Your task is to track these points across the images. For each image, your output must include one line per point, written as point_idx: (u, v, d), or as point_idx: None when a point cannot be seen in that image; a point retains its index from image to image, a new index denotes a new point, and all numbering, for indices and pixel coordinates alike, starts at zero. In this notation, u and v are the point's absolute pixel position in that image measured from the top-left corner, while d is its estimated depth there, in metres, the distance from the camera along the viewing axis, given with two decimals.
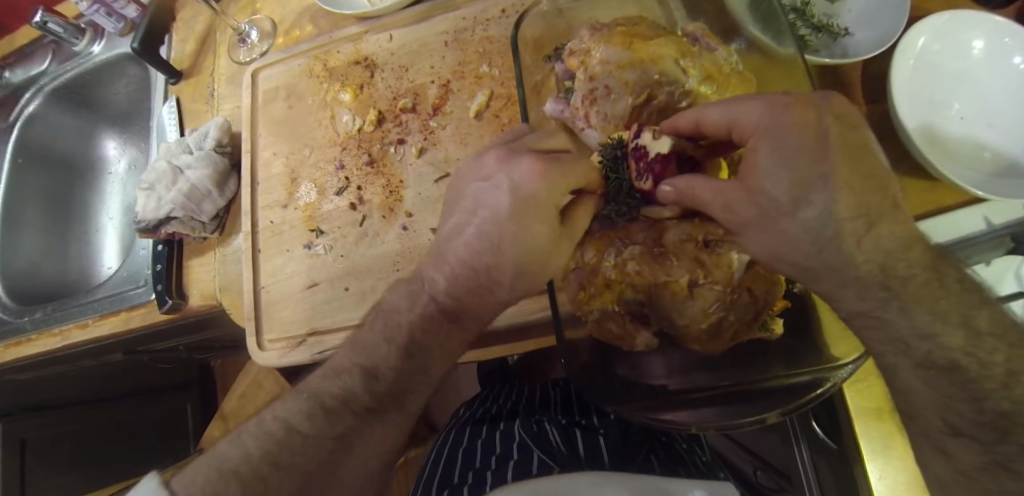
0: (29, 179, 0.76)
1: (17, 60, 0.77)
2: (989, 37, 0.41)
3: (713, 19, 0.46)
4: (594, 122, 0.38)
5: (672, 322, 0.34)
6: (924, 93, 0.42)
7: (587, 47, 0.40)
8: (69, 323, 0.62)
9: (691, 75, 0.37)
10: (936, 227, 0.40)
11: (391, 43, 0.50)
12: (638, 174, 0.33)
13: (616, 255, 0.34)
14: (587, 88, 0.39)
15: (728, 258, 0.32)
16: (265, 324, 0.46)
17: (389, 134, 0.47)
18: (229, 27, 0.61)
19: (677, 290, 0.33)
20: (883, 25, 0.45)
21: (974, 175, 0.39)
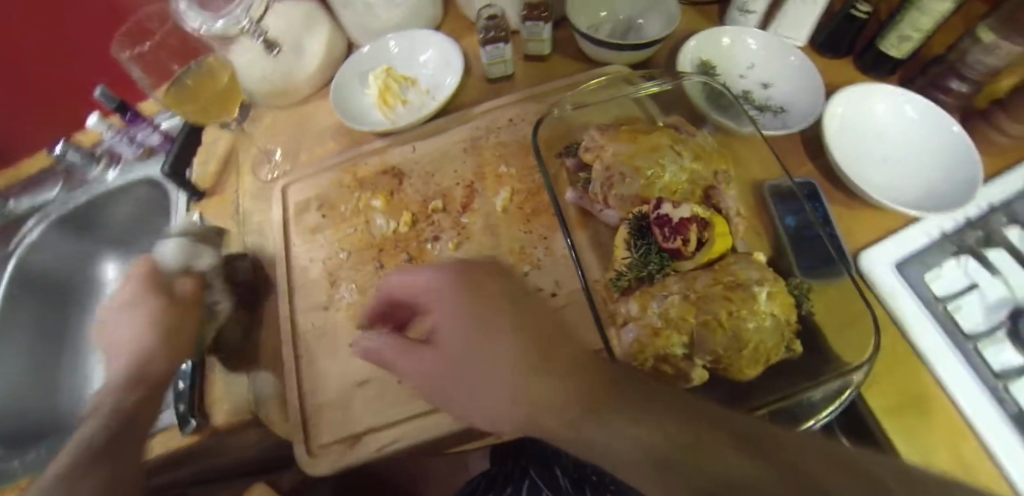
0: (19, 307, 0.73)
1: (24, 189, 0.78)
2: (884, 100, 0.63)
3: (684, 111, 0.58)
4: (613, 203, 0.46)
5: (713, 358, 0.38)
6: (854, 143, 0.62)
7: (599, 144, 0.48)
8: None
9: (686, 156, 0.46)
10: (887, 248, 0.55)
11: (415, 154, 0.57)
12: (666, 236, 0.42)
13: (660, 305, 0.39)
14: (604, 175, 0.46)
15: (750, 293, 0.38)
16: (311, 430, 0.45)
17: (424, 232, 0.51)
18: (252, 148, 0.67)
19: (717, 327, 0.37)
20: (806, 102, 0.64)
21: (912, 191, 0.58)
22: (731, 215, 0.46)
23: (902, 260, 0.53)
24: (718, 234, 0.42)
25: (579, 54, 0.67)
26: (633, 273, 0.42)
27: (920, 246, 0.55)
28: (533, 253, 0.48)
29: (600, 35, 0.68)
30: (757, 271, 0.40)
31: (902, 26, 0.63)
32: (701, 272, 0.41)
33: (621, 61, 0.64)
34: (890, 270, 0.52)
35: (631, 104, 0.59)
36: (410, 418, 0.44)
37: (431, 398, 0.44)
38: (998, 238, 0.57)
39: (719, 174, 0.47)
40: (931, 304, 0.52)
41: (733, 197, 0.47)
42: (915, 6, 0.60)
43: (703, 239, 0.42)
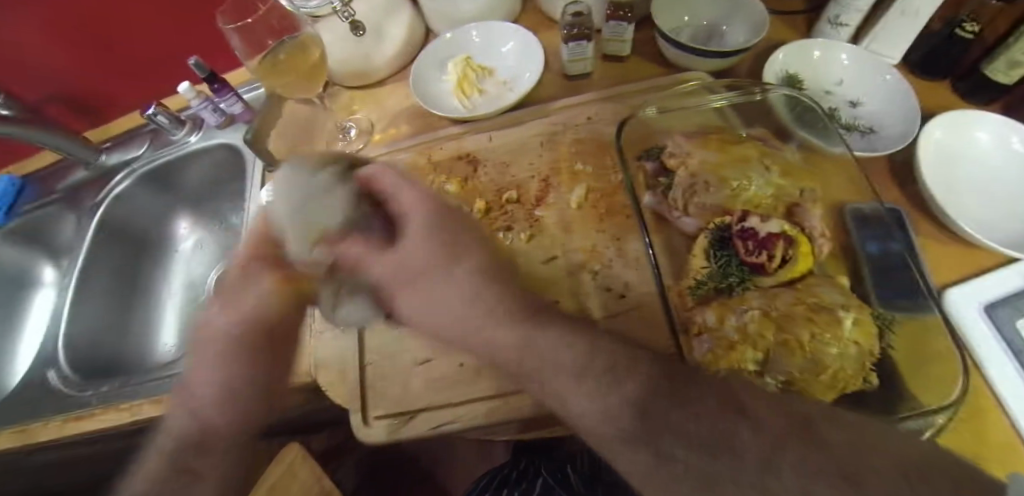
0: (102, 253, 0.78)
1: (114, 145, 0.84)
2: (989, 129, 0.63)
3: (766, 124, 0.57)
4: (692, 211, 0.45)
5: (786, 379, 0.37)
6: (952, 169, 0.61)
7: (686, 150, 0.47)
8: (142, 398, 0.59)
9: (773, 171, 0.46)
10: (977, 283, 0.54)
11: (491, 142, 0.57)
12: (750, 250, 0.41)
13: (738, 318, 0.38)
14: (688, 182, 0.45)
15: (834, 316, 0.37)
16: (370, 400, 0.47)
17: (497, 221, 0.51)
18: (330, 125, 0.70)
19: (796, 347, 0.36)
20: (900, 125, 0.63)
21: (1012, 224, 0.58)
22: (815, 235, 0.44)
23: (990, 303, 0.53)
24: (803, 254, 0.41)
25: (659, 56, 0.66)
26: (710, 284, 0.42)
27: (1009, 290, 0.53)
28: (605, 252, 0.48)
29: (682, 40, 0.67)
30: (843, 295, 0.38)
31: (1014, 50, 0.60)
32: (783, 291, 0.39)
33: (703, 67, 0.63)
34: (974, 311, 0.52)
35: (711, 113, 0.58)
36: (473, 400, 0.45)
37: (493, 383, 0.45)
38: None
39: (806, 191, 0.45)
40: (1020, 351, 0.50)
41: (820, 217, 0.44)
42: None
43: (788, 256, 0.41)
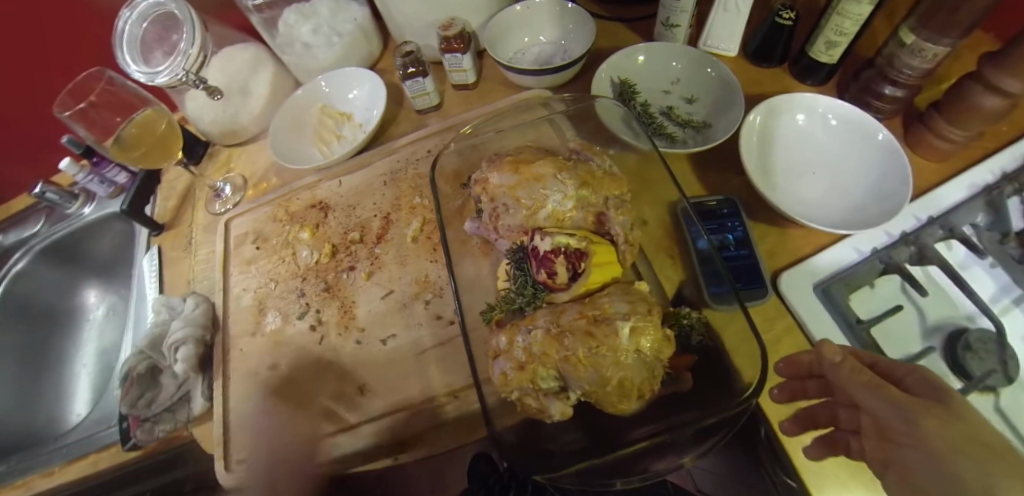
0: (10, 331, 0.80)
1: (10, 224, 0.86)
2: (805, 111, 0.64)
3: (594, 134, 0.59)
4: (503, 234, 0.48)
5: (584, 391, 0.39)
6: (778, 155, 0.63)
7: (486, 175, 0.49)
8: (34, 471, 0.61)
9: (570, 184, 0.46)
10: (807, 269, 0.54)
11: (341, 188, 0.62)
12: (538, 269, 0.43)
13: (525, 339, 0.40)
14: (491, 207, 0.48)
15: (615, 328, 0.38)
16: (233, 446, 0.50)
17: (342, 263, 0.56)
18: (206, 186, 0.73)
19: (577, 363, 0.38)
20: (727, 114, 0.65)
21: (848, 201, 0.58)
22: (619, 242, 0.46)
23: (822, 281, 0.53)
24: (595, 266, 0.43)
25: (503, 83, 0.71)
26: (505, 308, 0.44)
27: (847, 265, 0.53)
28: (437, 281, 0.52)
29: (525, 59, 0.71)
30: (627, 303, 0.40)
31: (827, 31, 0.62)
32: (571, 306, 0.41)
33: (541, 86, 0.68)
34: (807, 291, 0.52)
35: (545, 123, 0.60)
36: (319, 436, 0.47)
37: (339, 419, 0.47)
38: (932, 254, 0.51)
39: (609, 198, 0.47)
40: (854, 328, 0.48)
41: (622, 221, 0.46)
42: (835, 10, 0.59)
43: (574, 267, 0.43)
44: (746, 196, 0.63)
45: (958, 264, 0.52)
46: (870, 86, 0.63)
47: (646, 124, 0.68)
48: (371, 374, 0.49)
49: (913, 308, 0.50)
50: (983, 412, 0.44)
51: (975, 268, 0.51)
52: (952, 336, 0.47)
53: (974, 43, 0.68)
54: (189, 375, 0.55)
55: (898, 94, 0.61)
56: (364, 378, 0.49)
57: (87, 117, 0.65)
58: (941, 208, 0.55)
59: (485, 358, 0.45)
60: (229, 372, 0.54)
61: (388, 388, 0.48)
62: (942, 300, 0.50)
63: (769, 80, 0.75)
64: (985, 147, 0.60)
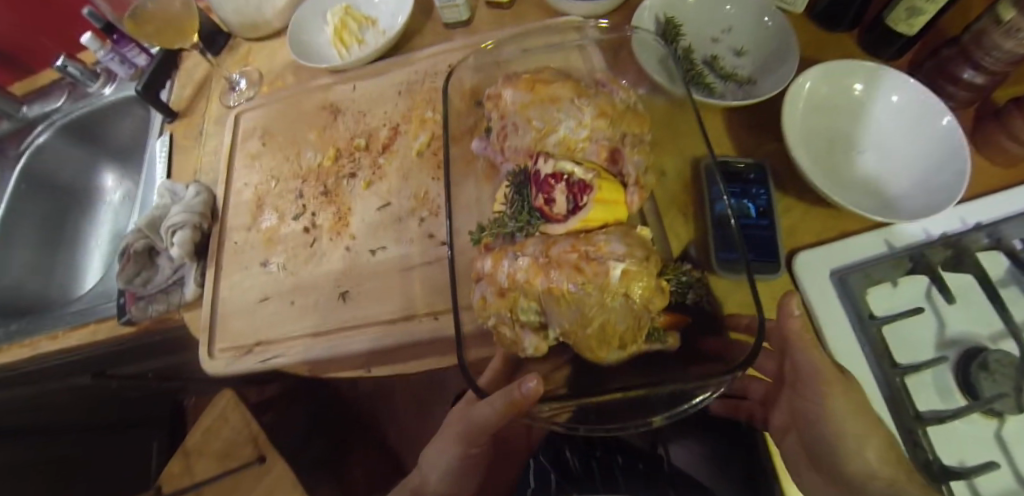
0: (30, 202, 0.82)
1: (36, 98, 0.88)
2: (864, 82, 0.57)
3: (629, 73, 0.54)
4: (508, 156, 0.46)
5: (562, 330, 0.37)
6: (824, 128, 0.57)
7: (500, 92, 0.47)
8: (40, 333, 0.65)
9: (586, 111, 0.44)
10: (828, 254, 0.50)
11: (354, 93, 0.59)
12: (537, 196, 0.41)
13: (509, 266, 0.38)
14: (500, 126, 0.46)
15: (606, 267, 0.36)
16: (218, 335, 0.51)
17: (343, 169, 0.55)
18: (222, 78, 0.71)
19: (560, 297, 0.36)
20: (777, 72, 0.60)
21: (892, 187, 0.53)
22: (628, 182, 0.43)
23: (839, 269, 0.49)
24: (597, 202, 0.40)
25: (539, 6, 0.65)
26: (498, 231, 0.42)
27: (874, 255, 0.49)
28: (434, 199, 0.50)
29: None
30: (625, 245, 0.37)
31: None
32: (563, 239, 0.38)
33: (579, 12, 0.62)
34: (821, 276, 0.48)
35: (576, 53, 0.56)
36: (298, 337, 0.48)
37: (319, 322, 0.47)
38: (970, 263, 0.45)
39: (626, 134, 0.44)
40: (865, 324, 0.44)
41: (636, 161, 0.44)
42: None
43: (575, 198, 0.40)
44: (780, 167, 0.58)
45: (997, 280, 0.46)
46: (947, 68, 0.56)
47: (685, 70, 0.63)
48: (355, 283, 0.48)
49: (935, 314, 0.45)
50: (986, 438, 0.39)
51: (1015, 288, 0.45)
52: (971, 351, 0.42)
53: None
54: (184, 260, 0.55)
55: (977, 81, 0.53)
56: (350, 286, 0.48)
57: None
58: (997, 215, 0.50)
59: (467, 280, 0.44)
60: (224, 260, 0.55)
61: (370, 298, 0.47)
62: (968, 312, 0.44)
63: (833, 46, 0.67)
64: None
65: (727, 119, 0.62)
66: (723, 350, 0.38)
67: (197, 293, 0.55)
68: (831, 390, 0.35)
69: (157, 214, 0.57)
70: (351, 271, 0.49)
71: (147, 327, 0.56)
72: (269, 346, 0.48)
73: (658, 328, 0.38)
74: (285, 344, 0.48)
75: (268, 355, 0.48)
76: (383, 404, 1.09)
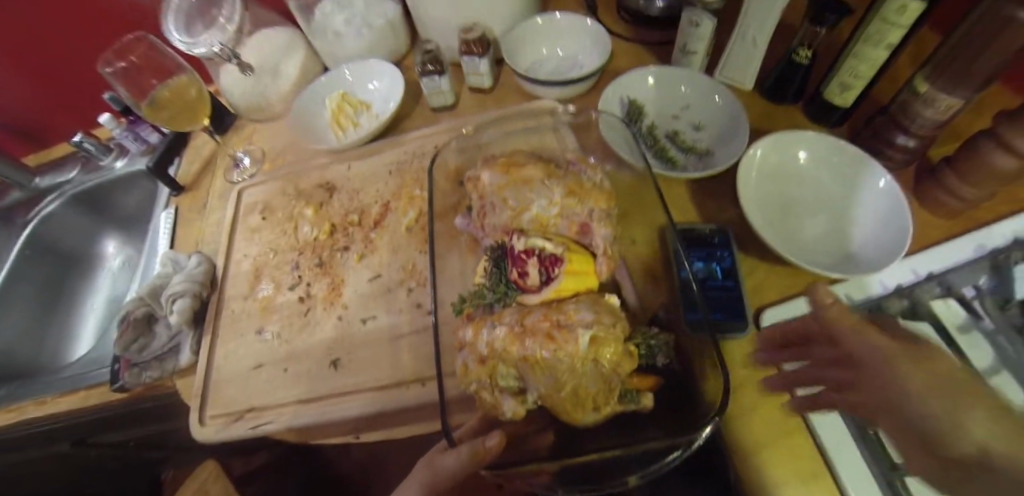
0: (31, 268, 0.85)
1: (49, 169, 0.94)
2: (808, 150, 0.64)
3: (597, 151, 0.60)
4: (488, 231, 0.51)
5: (540, 394, 0.40)
6: (777, 193, 0.63)
7: (478, 174, 0.52)
8: (28, 399, 0.65)
9: (557, 191, 0.49)
10: (793, 308, 0.54)
11: (349, 171, 0.65)
12: (514, 271, 0.46)
13: (488, 334, 0.42)
14: (480, 204, 0.51)
15: (575, 335, 0.40)
16: (210, 402, 0.52)
17: (338, 242, 0.59)
18: (228, 155, 0.77)
19: (535, 365, 0.40)
20: (729, 144, 0.67)
21: (841, 246, 0.58)
22: (597, 253, 0.48)
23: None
24: (568, 273, 0.45)
25: (518, 92, 0.73)
26: (477, 301, 0.46)
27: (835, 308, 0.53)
28: (422, 270, 0.54)
29: (542, 72, 0.74)
30: (592, 313, 0.42)
31: (841, 72, 0.63)
32: (537, 309, 0.43)
33: (552, 97, 0.70)
34: None
35: (550, 134, 0.63)
36: (288, 403, 0.50)
37: (310, 389, 0.49)
38: (924, 312, 0.49)
39: (594, 211, 0.48)
40: None
41: (603, 234, 0.47)
42: (851, 53, 0.60)
43: (547, 271, 0.45)
44: (741, 229, 0.63)
45: (955, 326, 0.48)
46: (882, 133, 0.62)
47: (649, 146, 0.72)
48: (346, 350, 0.51)
49: None
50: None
51: (976, 333, 0.47)
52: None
53: (998, 102, 0.66)
54: (182, 328, 0.58)
55: (910, 144, 0.59)
56: (340, 353, 0.51)
57: (127, 75, 0.69)
58: (947, 264, 0.53)
59: (451, 351, 0.48)
60: (221, 327, 0.57)
61: (359, 364, 0.50)
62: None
63: (780, 118, 0.75)
64: (998, 207, 0.58)
65: (690, 188, 0.68)
66: (693, 403, 0.41)
67: (192, 361, 0.57)
68: (902, 361, 0.28)
69: (159, 283, 0.60)
70: (341, 339, 0.52)
71: (141, 393, 0.58)
72: (261, 412, 0.50)
73: (630, 389, 0.41)
74: (275, 410, 0.49)
75: (259, 422, 0.49)
76: (370, 469, 1.07)
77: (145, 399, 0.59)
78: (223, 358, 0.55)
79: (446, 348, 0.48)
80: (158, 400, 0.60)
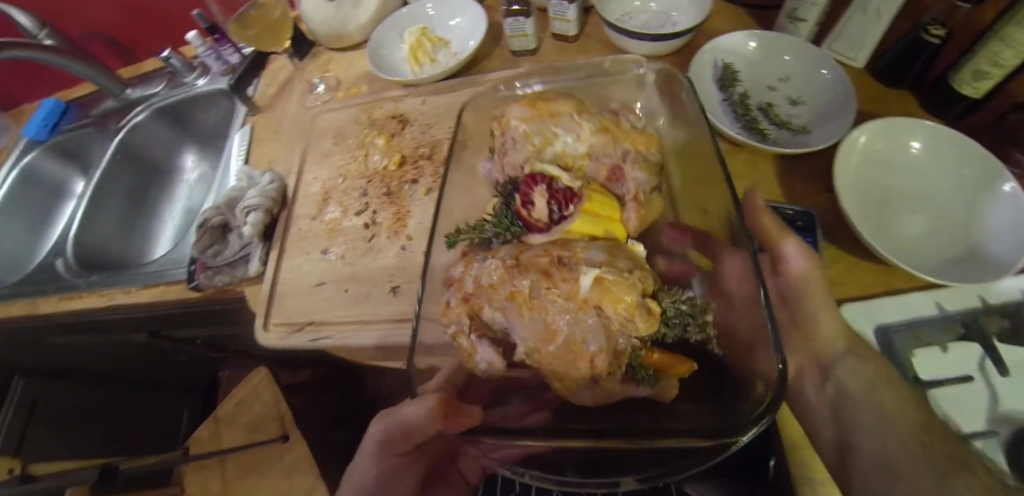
0: (121, 175, 0.93)
1: (139, 82, 1.00)
2: (921, 139, 0.57)
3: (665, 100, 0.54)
4: (507, 169, 0.48)
5: (527, 346, 0.36)
6: (876, 181, 0.57)
7: (506, 108, 0.51)
8: (117, 288, 0.71)
9: (587, 126, 0.48)
10: (875, 309, 0.49)
11: (423, 105, 0.64)
12: (523, 204, 0.43)
13: (477, 268, 0.39)
14: (501, 140, 0.50)
15: (577, 273, 0.36)
16: (274, 311, 0.55)
17: (406, 174, 0.59)
18: (304, 80, 0.78)
19: (521, 303, 0.36)
20: (834, 123, 0.61)
21: (947, 249, 0.51)
22: (626, 199, 0.44)
23: (887, 324, 0.48)
24: (584, 212, 0.41)
25: (604, 43, 0.69)
26: (475, 236, 0.44)
27: (928, 317, 0.48)
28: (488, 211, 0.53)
29: (630, 23, 0.69)
30: (603, 254, 0.37)
31: (979, 58, 0.53)
32: (538, 245, 0.40)
33: (639, 52, 0.66)
34: (866, 330, 0.49)
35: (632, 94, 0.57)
36: (348, 322, 0.51)
37: (369, 311, 0.51)
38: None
39: (629, 152, 0.47)
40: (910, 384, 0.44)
41: (637, 178, 0.45)
42: (998, 35, 0.50)
43: (557, 206, 0.41)
44: (831, 218, 0.58)
45: None
46: None
47: (740, 115, 0.65)
48: (407, 279, 0.51)
49: (985, 385, 0.44)
50: None
51: None
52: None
53: None
54: (253, 239, 0.60)
55: None
56: (401, 282, 0.51)
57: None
58: None
59: (436, 284, 0.44)
60: (289, 243, 0.59)
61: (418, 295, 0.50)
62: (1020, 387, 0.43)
63: (891, 103, 0.67)
64: None
65: (778, 166, 0.63)
66: (733, 396, 0.33)
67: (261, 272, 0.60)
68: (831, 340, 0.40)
69: (236, 195, 0.63)
70: (404, 267, 0.52)
71: (212, 294, 0.61)
72: (321, 326, 0.52)
73: (643, 366, 0.34)
74: (334, 326, 0.51)
75: (319, 335, 0.51)
76: (401, 396, 1.18)
77: (214, 301, 0.63)
78: (289, 272, 0.57)
79: (432, 295, 0.44)
80: (227, 305, 0.64)
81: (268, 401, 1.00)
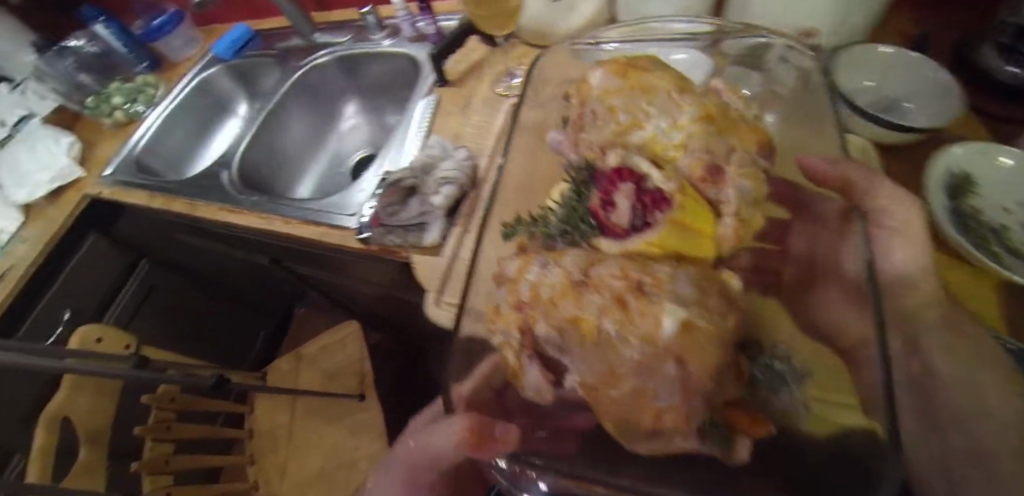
0: (288, 108, 1.00)
1: (327, 29, 1.03)
2: None
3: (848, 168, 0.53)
4: (585, 146, 0.44)
5: (582, 381, 0.27)
6: None
7: (591, 76, 0.45)
8: (278, 214, 0.74)
9: (687, 111, 0.38)
10: None
11: None
12: (602, 202, 0.37)
13: (535, 274, 0.31)
14: (582, 112, 0.45)
15: (661, 310, 0.25)
16: (448, 288, 0.54)
17: None
18: (500, 66, 0.79)
19: (584, 335, 0.26)
20: None
21: None
22: (723, 211, 0.35)
23: None
24: (671, 222, 0.33)
25: None
26: (539, 228, 0.40)
27: None
28: None
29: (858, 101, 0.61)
30: (694, 288, 0.26)
31: None
32: (613, 258, 0.30)
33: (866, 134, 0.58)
34: None
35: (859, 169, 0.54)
36: None
37: None
38: None
39: (733, 148, 0.37)
40: None
41: (740, 186, 0.36)
42: None
43: (640, 212, 0.34)
44: None
45: None
46: None
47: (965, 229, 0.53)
48: None
49: None
50: None
51: None
52: None
53: None
54: (438, 211, 0.60)
55: None
56: None
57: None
58: None
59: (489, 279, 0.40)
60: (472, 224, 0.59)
61: None
62: None
63: None
64: None
65: None
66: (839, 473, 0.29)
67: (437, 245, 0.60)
68: None
69: (430, 163, 0.64)
70: None
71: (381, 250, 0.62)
72: None
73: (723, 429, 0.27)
74: None
75: None
76: None
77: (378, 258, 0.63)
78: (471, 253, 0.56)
79: (482, 267, 0.42)
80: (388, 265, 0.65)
81: (354, 355, 1.05)
